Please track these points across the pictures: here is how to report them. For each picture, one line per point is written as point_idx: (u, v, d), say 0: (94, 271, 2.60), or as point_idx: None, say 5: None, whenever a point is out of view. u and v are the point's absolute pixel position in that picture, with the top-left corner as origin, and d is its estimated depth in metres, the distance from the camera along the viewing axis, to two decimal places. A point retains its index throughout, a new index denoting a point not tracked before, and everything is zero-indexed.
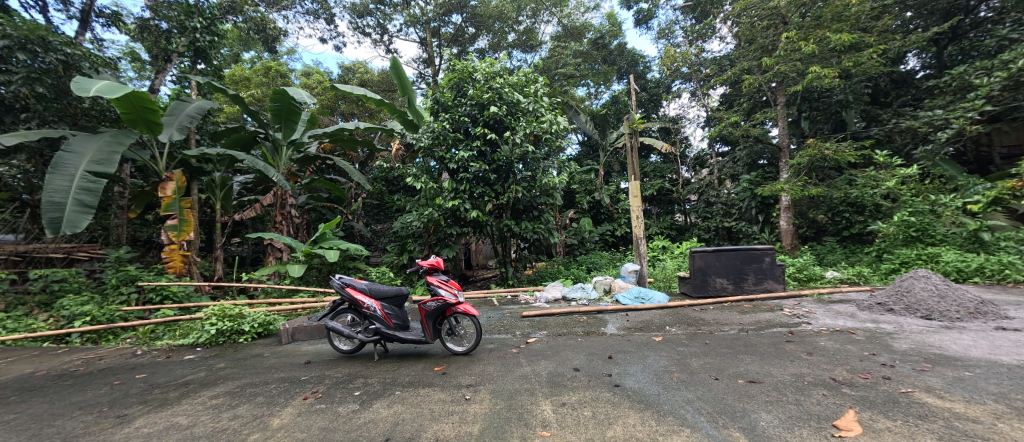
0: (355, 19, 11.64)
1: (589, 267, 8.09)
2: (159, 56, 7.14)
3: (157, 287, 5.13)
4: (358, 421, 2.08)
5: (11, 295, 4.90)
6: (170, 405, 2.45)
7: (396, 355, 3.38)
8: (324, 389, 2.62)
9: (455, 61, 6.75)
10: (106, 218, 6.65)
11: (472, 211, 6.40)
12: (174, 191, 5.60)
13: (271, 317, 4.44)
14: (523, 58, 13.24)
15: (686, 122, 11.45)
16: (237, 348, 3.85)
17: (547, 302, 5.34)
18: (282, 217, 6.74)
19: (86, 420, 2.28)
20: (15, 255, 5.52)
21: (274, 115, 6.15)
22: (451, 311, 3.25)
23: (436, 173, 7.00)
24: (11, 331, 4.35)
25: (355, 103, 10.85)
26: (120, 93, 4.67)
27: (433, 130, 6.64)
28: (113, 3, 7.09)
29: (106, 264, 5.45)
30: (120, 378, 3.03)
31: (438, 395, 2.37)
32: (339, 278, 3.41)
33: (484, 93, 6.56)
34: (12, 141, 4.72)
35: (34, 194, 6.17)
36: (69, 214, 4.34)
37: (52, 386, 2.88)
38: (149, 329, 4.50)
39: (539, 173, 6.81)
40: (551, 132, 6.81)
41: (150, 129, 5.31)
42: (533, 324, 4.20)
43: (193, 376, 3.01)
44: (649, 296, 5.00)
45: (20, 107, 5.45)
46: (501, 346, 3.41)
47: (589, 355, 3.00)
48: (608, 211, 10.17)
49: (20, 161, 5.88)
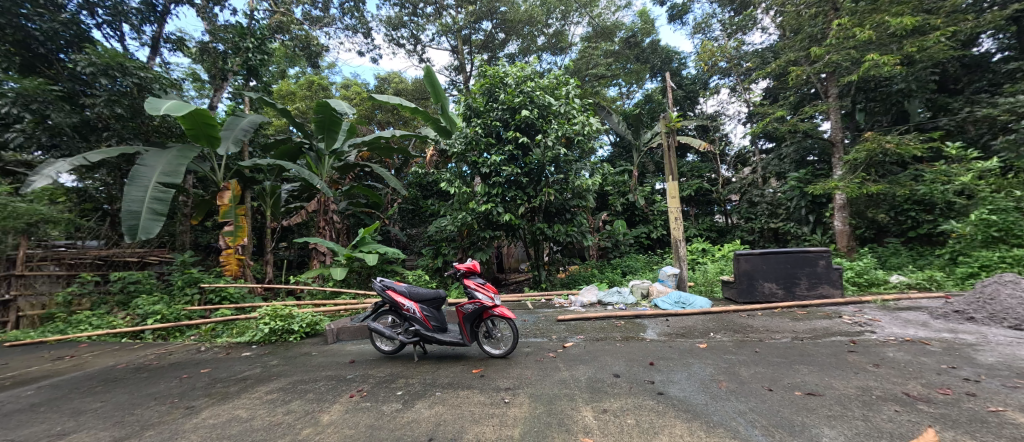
0: (390, 32, 12.16)
1: (624, 270, 7.88)
2: (217, 76, 7.76)
3: (216, 288, 5.58)
4: (402, 421, 2.13)
5: (95, 295, 5.50)
6: (231, 398, 2.63)
7: (434, 357, 3.45)
8: (369, 387, 2.72)
9: (486, 66, 6.81)
10: (173, 225, 7.30)
11: (504, 215, 6.45)
12: (230, 199, 6.08)
13: (318, 318, 4.67)
14: (553, 61, 13.23)
15: (726, 119, 10.93)
16: (288, 347, 4.08)
17: (582, 306, 5.26)
18: (325, 222, 7.10)
19: (160, 410, 2.50)
20: (99, 259, 5.98)
21: (318, 126, 6.51)
22: (489, 314, 3.28)
23: (468, 178, 7.14)
24: (96, 328, 4.90)
25: (391, 112, 11.35)
26: (185, 110, 5.10)
27: (466, 136, 6.74)
28: (178, 29, 7.84)
29: (173, 267, 5.95)
30: (188, 373, 3.30)
31: (477, 397, 2.39)
32: (381, 281, 3.54)
33: (516, 97, 6.61)
34: (97, 157, 5.28)
35: (113, 204, 6.95)
36: (143, 222, 4.77)
37: (130, 378, 3.18)
38: (210, 327, 4.88)
39: (571, 175, 6.74)
40: (583, 134, 6.77)
41: (210, 143, 5.75)
42: (569, 328, 4.16)
43: (250, 372, 3.22)
44: (691, 301, 4.78)
45: (104, 127, 6.26)
46: (538, 350, 3.40)
47: (629, 361, 2.91)
48: (642, 212, 9.83)
49: (102, 176, 6.67)
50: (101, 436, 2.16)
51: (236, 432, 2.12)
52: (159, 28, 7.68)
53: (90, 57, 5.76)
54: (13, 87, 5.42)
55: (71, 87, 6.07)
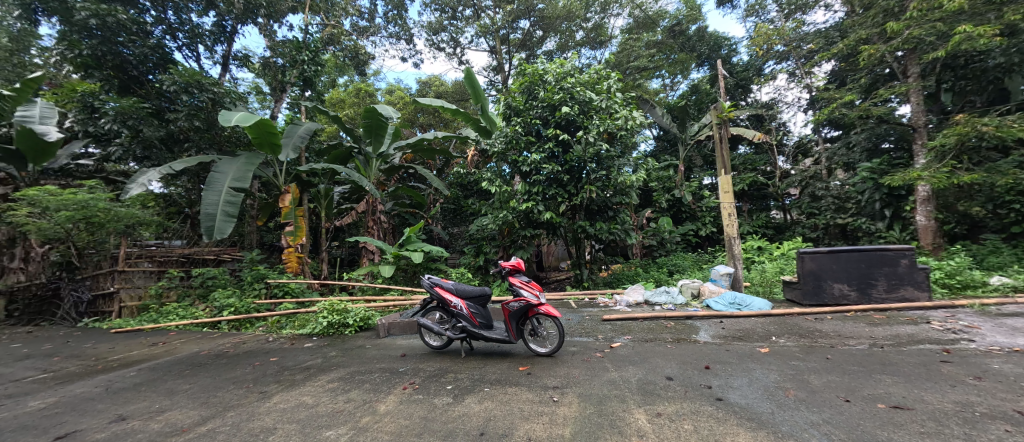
0: (431, 36, 12.54)
1: (671, 269, 7.55)
2: (277, 88, 8.48)
3: (280, 283, 6.06)
4: (453, 414, 2.19)
5: (180, 288, 6.16)
6: (298, 385, 2.84)
7: (480, 354, 3.50)
8: (420, 381, 2.82)
9: (525, 65, 6.80)
10: (242, 226, 8.00)
11: (545, 213, 6.41)
12: (290, 201, 6.58)
13: (370, 313, 4.92)
14: (592, 56, 12.92)
15: (784, 106, 10.12)
16: (344, 339, 4.34)
17: (628, 306, 5.10)
18: (373, 222, 7.45)
19: (239, 393, 2.75)
20: (183, 257, 6.66)
21: (366, 131, 6.90)
22: (534, 312, 3.28)
23: (508, 177, 7.16)
24: (182, 318, 5.49)
25: (432, 115, 11.68)
26: (251, 121, 5.57)
27: (506, 135, 6.77)
28: (244, 47, 8.56)
29: (243, 264, 6.52)
30: (260, 360, 3.61)
31: (525, 394, 2.40)
32: (429, 278, 3.67)
33: (556, 94, 6.54)
34: (181, 166, 5.90)
35: (193, 208, 7.75)
36: (218, 223, 5.27)
37: (212, 364, 3.54)
38: (276, 319, 5.29)
39: (614, 171, 6.55)
40: (626, 128, 6.57)
41: (273, 151, 6.22)
42: (615, 328, 4.05)
43: (313, 362, 3.47)
44: (747, 302, 4.49)
45: (185, 139, 6.95)
46: (584, 349, 3.34)
47: (682, 363, 2.78)
48: (689, 209, 9.33)
49: (185, 182, 7.46)
50: (193, 414, 2.42)
51: (303, 417, 2.28)
52: (228, 47, 8.44)
53: (174, 77, 6.46)
54: (114, 107, 6.23)
55: (159, 105, 6.89)
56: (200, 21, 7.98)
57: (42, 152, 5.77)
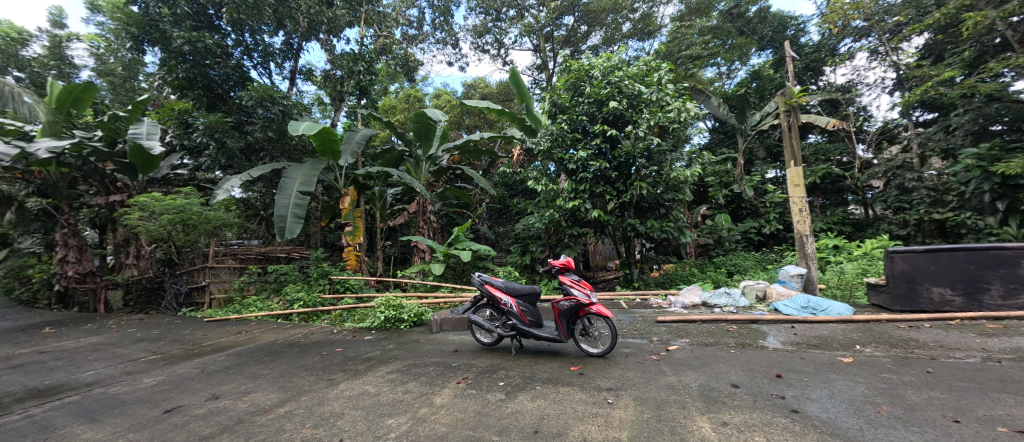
0: (476, 39, 12.78)
1: (730, 269, 7.05)
2: (337, 98, 9.08)
3: (341, 279, 6.49)
4: (506, 410, 2.21)
5: (258, 283, 6.81)
6: (361, 375, 3.03)
7: (531, 352, 3.50)
8: (473, 376, 2.88)
9: (570, 61, 6.69)
10: (308, 226, 8.68)
11: (593, 211, 6.27)
12: (349, 203, 7.02)
13: (423, 309, 5.11)
14: (640, 47, 12.41)
15: (864, 89, 9.04)
16: (400, 334, 4.55)
17: (683, 307, 4.85)
18: (424, 222, 7.73)
19: (310, 379, 2.99)
20: (260, 255, 7.31)
21: (416, 134, 7.18)
22: (585, 311, 3.22)
23: (554, 175, 7.09)
24: (260, 310, 6.07)
25: (478, 116, 11.88)
26: (315, 130, 6.02)
27: (552, 133, 6.69)
28: (308, 62, 9.30)
29: (310, 262, 7.07)
30: (326, 350, 3.89)
31: (579, 395, 2.36)
32: (480, 276, 3.73)
33: (602, 89, 6.36)
34: (258, 173, 6.52)
35: (267, 210, 8.54)
36: (288, 224, 5.76)
37: (285, 352, 3.87)
38: (339, 313, 5.67)
39: (666, 166, 6.25)
40: (679, 121, 6.23)
41: (334, 157, 6.68)
42: (670, 330, 3.87)
43: (373, 354, 3.67)
44: (823, 306, 4.08)
45: (260, 149, 7.68)
46: (638, 351, 3.23)
47: (749, 371, 2.58)
48: (750, 204, 8.63)
49: (260, 187, 8.25)
50: (273, 397, 2.67)
51: (367, 404, 2.43)
52: (295, 63, 9.21)
53: (251, 93, 7.17)
54: (204, 122, 7.04)
55: (239, 118, 7.68)
56: (271, 41, 8.83)
57: (149, 164, 6.65)
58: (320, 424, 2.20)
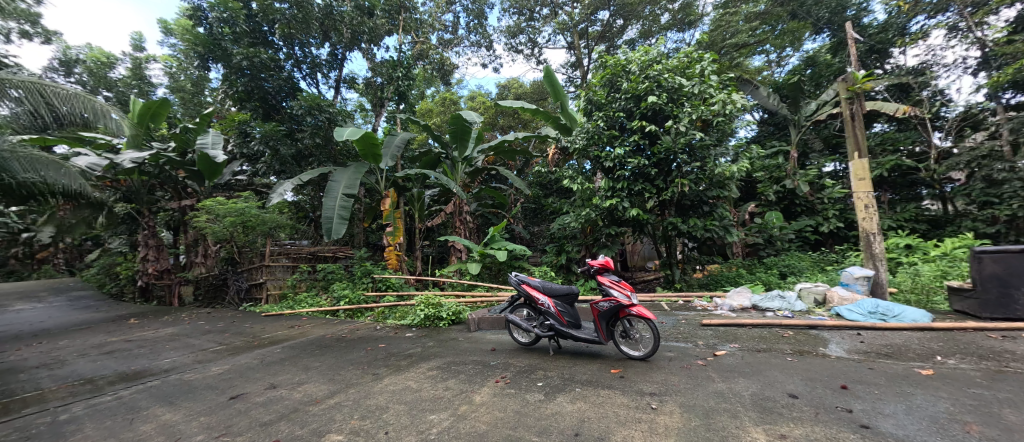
0: (509, 40, 12.83)
1: (782, 271, 6.59)
2: (377, 103, 9.44)
3: (383, 278, 6.74)
4: (546, 411, 2.20)
5: (308, 281, 7.22)
6: (403, 370, 3.13)
7: (569, 353, 3.46)
8: (511, 375, 2.89)
9: (606, 57, 6.53)
10: (352, 227, 9.09)
11: (631, 210, 6.09)
12: (390, 205, 7.28)
13: (461, 307, 5.19)
14: (680, 38, 11.91)
15: (940, 70, 8.14)
16: (439, 331, 4.65)
17: (731, 310, 4.60)
18: (461, 222, 7.86)
19: (356, 373, 3.12)
20: (309, 254, 7.62)
21: (452, 136, 7.31)
22: (626, 313, 3.13)
23: (590, 174, 6.96)
24: (310, 307, 6.44)
25: (512, 116, 11.92)
26: (359, 135, 6.29)
27: (587, 131, 6.56)
28: (351, 71, 9.75)
29: (354, 261, 7.40)
30: (370, 346, 4.06)
31: (620, 398, 2.30)
32: (517, 276, 3.73)
33: (640, 84, 6.15)
34: (308, 177, 6.90)
35: (315, 212, 9.04)
36: (335, 226, 6.07)
37: (333, 346, 4.08)
38: (381, 310, 5.90)
39: (709, 162, 5.95)
40: (723, 114, 5.91)
41: (375, 160, 6.94)
42: (718, 334, 3.67)
43: (414, 350, 3.78)
44: (893, 312, 3.71)
45: (309, 154, 8.15)
46: (683, 356, 3.09)
47: (809, 380, 2.40)
48: (805, 201, 8.02)
49: (309, 191, 8.74)
50: (323, 388, 2.82)
51: (410, 400, 2.50)
52: (339, 72, 9.69)
53: (301, 102, 7.64)
54: (259, 131, 7.58)
55: (290, 126, 8.19)
56: (318, 52, 9.36)
57: (213, 171, 7.25)
58: (367, 416, 2.30)
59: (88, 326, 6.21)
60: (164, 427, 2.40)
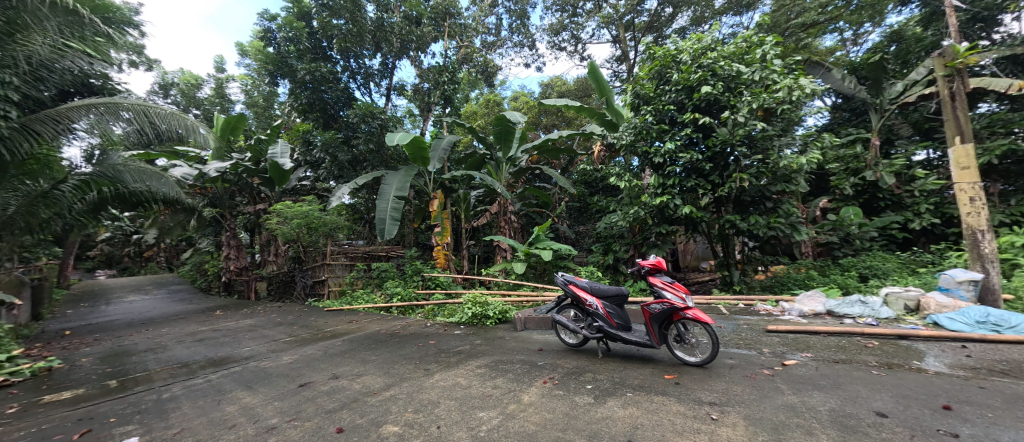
0: (552, 38, 12.74)
1: (862, 273, 5.91)
2: (425, 108, 9.77)
3: (432, 277, 6.98)
4: (596, 415, 2.13)
5: (364, 278, 7.65)
6: (453, 367, 3.20)
7: (619, 356, 3.35)
8: (559, 377, 2.85)
9: (655, 48, 6.24)
10: (403, 228, 9.49)
11: (683, 207, 5.77)
12: (438, 206, 7.50)
13: (507, 306, 5.22)
14: (737, 22, 11.12)
15: None
16: (486, 330, 4.71)
17: (801, 316, 4.21)
18: (505, 222, 7.91)
19: (409, 368, 3.25)
20: (365, 255, 8.03)
21: (496, 137, 7.38)
22: (680, 316, 2.97)
23: (638, 170, 6.69)
24: (367, 303, 6.82)
25: (556, 115, 11.82)
26: (408, 139, 6.53)
27: (635, 126, 6.28)
28: (401, 79, 10.20)
29: (405, 260, 7.72)
30: (422, 342, 4.20)
31: (676, 406, 2.18)
32: (563, 276, 3.67)
33: (693, 74, 5.80)
34: (362, 181, 7.28)
35: (369, 213, 9.55)
36: (387, 226, 6.38)
37: (388, 341, 4.28)
38: (431, 308, 6.10)
39: (773, 155, 5.49)
40: (789, 101, 5.42)
41: (423, 163, 7.19)
42: (787, 342, 3.37)
43: (463, 347, 3.86)
44: (1008, 322, 3.19)
45: (363, 160, 8.63)
46: (746, 364, 2.87)
47: (902, 398, 2.12)
48: (890, 194, 7.13)
49: (364, 194, 9.27)
50: (379, 381, 2.96)
51: (460, 396, 2.55)
52: (390, 80, 10.18)
53: (356, 111, 8.17)
54: (321, 140, 8.18)
55: (346, 134, 8.73)
56: (371, 63, 9.89)
57: (281, 177, 7.90)
58: (420, 409, 2.37)
59: (183, 317, 7.05)
60: (245, 409, 2.64)
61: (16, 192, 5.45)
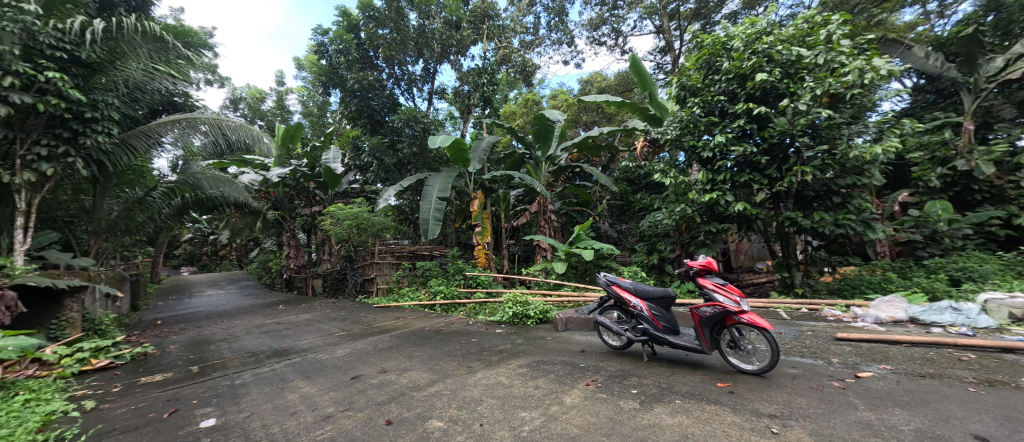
0: (591, 33, 12.48)
1: (951, 275, 5.24)
2: (465, 111, 9.95)
3: (474, 276, 7.10)
4: (643, 422, 2.04)
5: (410, 276, 7.93)
6: (495, 365, 3.22)
7: (666, 360, 3.20)
8: (602, 380, 2.77)
9: (702, 36, 5.91)
10: (445, 228, 9.72)
11: (736, 204, 5.41)
12: (478, 206, 7.62)
13: (548, 306, 5.17)
14: (795, 3, 10.27)
15: None
16: (527, 329, 4.70)
17: (876, 323, 3.80)
18: (545, 221, 7.86)
19: (452, 365, 3.31)
20: (410, 253, 8.39)
21: (536, 136, 7.35)
22: (734, 321, 2.78)
23: (685, 166, 6.37)
24: (412, 301, 7.07)
25: (596, 111, 11.58)
26: (450, 141, 6.66)
27: (681, 120, 5.97)
28: (442, 83, 10.47)
29: (448, 259, 7.91)
30: (464, 339, 4.27)
31: (731, 417, 2.04)
32: (605, 277, 3.57)
33: (746, 61, 5.41)
34: (407, 183, 7.52)
35: (414, 214, 9.89)
36: (430, 226, 6.57)
37: (432, 338, 4.40)
38: (473, 306, 6.20)
39: (840, 145, 5.00)
40: (860, 85, 4.91)
41: (464, 164, 7.30)
42: (860, 352, 3.05)
43: (504, 346, 3.87)
44: None
45: (407, 163, 8.93)
46: (811, 374, 2.63)
47: (1007, 421, 1.84)
48: (987, 186, 6.25)
49: (409, 195, 9.60)
50: (424, 376, 3.04)
51: (502, 394, 2.55)
52: (432, 85, 10.47)
53: (401, 116, 8.50)
54: (369, 145, 8.60)
55: (391, 138, 9.10)
56: (413, 69, 10.22)
57: (333, 181, 8.38)
58: (464, 406, 2.40)
59: (250, 310, 7.69)
60: (304, 398, 2.82)
61: (120, 199, 6.47)
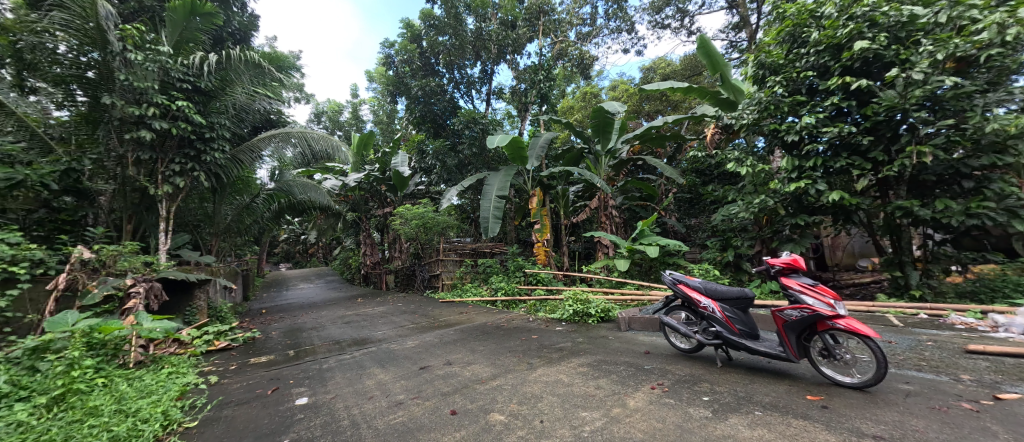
0: (653, 17, 11.80)
1: None
2: (522, 108, 9.96)
3: (533, 273, 7.10)
4: (716, 432, 1.87)
5: (472, 273, 8.15)
6: (556, 363, 3.18)
7: (743, 367, 2.91)
8: (669, 384, 2.60)
9: (785, 5, 5.26)
10: (506, 225, 9.85)
11: (828, 193, 4.77)
12: (537, 203, 7.70)
13: (610, 305, 5.00)
14: None
15: None
16: (589, 328, 4.58)
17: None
18: (606, 217, 7.61)
19: (513, 360, 3.34)
20: (472, 251, 8.56)
21: (595, 130, 7.13)
22: (828, 327, 2.44)
23: (764, 153, 5.76)
24: (474, 296, 7.28)
25: (659, 100, 10.94)
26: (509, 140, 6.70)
27: (759, 102, 5.39)
28: (499, 83, 10.62)
29: (508, 256, 8.00)
30: (525, 336, 4.29)
31: (823, 435, 1.78)
32: (671, 275, 3.33)
33: (841, 29, 4.71)
34: (467, 182, 7.71)
35: (474, 212, 10.13)
36: (490, 223, 6.69)
37: (493, 333, 4.48)
38: (533, 303, 6.19)
39: (970, 118, 4.15)
40: (1000, 43, 4.02)
41: (522, 161, 7.30)
42: (1001, 369, 2.50)
43: (565, 344, 3.81)
44: None
45: (467, 163, 9.19)
46: (932, 392, 2.21)
47: None
48: None
49: (470, 194, 9.89)
50: (485, 370, 3.10)
51: (562, 393, 2.51)
52: (490, 85, 10.65)
53: (461, 119, 8.82)
54: (432, 148, 9.03)
55: (452, 140, 9.43)
56: (472, 71, 10.47)
57: (400, 183, 8.88)
58: (524, 402, 2.40)
59: (333, 302, 8.48)
60: (378, 384, 3.02)
61: (233, 204, 7.54)
